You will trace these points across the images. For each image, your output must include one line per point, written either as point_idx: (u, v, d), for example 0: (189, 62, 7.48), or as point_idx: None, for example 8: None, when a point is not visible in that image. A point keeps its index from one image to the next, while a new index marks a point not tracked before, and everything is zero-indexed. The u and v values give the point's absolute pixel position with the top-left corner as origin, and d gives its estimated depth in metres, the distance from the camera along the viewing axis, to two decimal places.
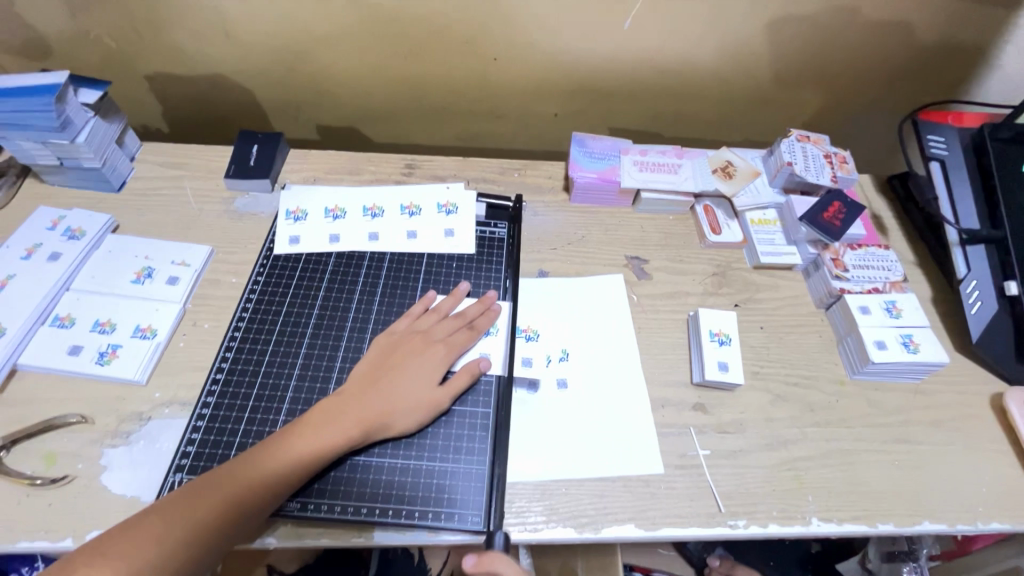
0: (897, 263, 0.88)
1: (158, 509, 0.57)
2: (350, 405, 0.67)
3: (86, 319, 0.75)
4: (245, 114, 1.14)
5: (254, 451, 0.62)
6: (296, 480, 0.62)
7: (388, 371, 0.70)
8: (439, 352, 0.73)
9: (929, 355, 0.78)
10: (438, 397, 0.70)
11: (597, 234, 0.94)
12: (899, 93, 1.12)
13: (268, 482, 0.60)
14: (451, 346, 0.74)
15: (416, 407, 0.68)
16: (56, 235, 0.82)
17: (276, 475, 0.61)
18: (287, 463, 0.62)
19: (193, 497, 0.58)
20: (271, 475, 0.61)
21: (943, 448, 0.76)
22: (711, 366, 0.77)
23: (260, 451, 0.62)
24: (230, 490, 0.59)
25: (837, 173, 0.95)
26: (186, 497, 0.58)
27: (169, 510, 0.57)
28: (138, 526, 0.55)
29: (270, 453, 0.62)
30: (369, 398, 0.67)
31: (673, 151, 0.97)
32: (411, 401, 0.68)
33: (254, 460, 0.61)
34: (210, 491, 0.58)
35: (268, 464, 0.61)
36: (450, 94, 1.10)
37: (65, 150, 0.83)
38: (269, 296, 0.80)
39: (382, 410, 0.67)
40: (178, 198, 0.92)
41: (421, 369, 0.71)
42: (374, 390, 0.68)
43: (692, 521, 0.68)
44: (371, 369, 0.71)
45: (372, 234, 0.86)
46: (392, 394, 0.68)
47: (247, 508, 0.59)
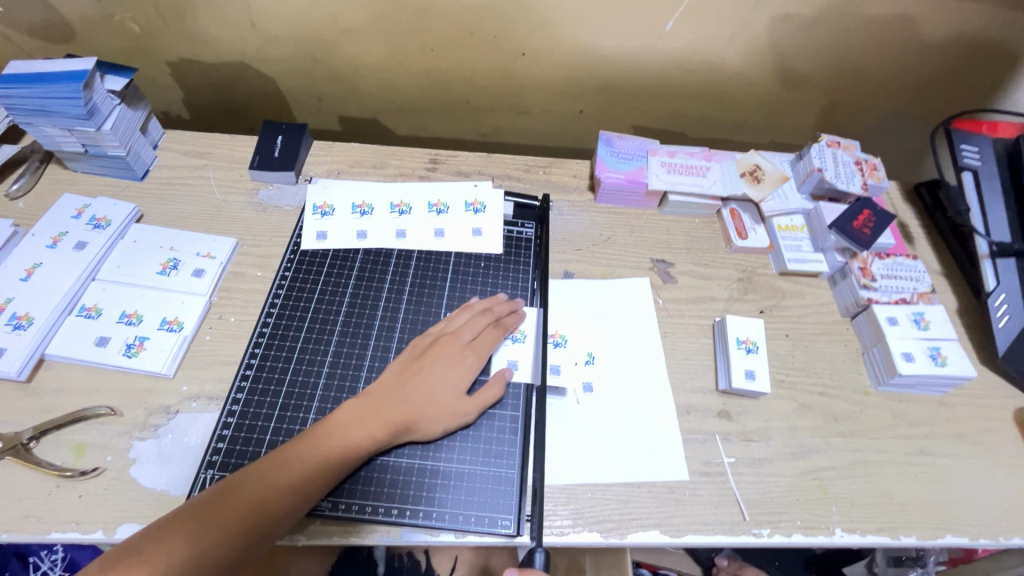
0: (924, 274, 0.87)
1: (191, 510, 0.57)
2: (380, 407, 0.67)
3: (113, 310, 0.75)
4: (266, 102, 1.13)
5: (286, 451, 0.62)
6: (327, 480, 0.62)
7: (417, 372, 0.70)
8: (468, 354, 0.72)
9: (956, 369, 0.78)
10: (467, 399, 0.70)
11: (623, 236, 0.93)
12: (930, 100, 1.10)
13: (300, 483, 0.60)
14: (479, 348, 0.73)
15: (446, 409, 0.68)
16: (81, 223, 0.81)
17: (309, 476, 0.61)
18: (320, 464, 0.62)
19: (227, 497, 0.58)
20: (304, 476, 0.61)
21: (967, 462, 0.76)
22: (737, 373, 0.77)
23: (291, 452, 0.62)
24: (264, 491, 0.59)
25: (868, 181, 0.94)
26: (220, 498, 0.58)
27: (203, 512, 0.57)
28: (172, 528, 0.55)
29: (303, 453, 0.62)
30: (398, 400, 0.67)
31: (702, 153, 0.96)
32: (439, 403, 0.68)
33: (285, 460, 0.61)
34: (243, 492, 0.59)
35: (300, 464, 0.61)
36: (474, 89, 1.08)
37: (90, 138, 0.82)
38: (297, 292, 0.79)
39: (412, 411, 0.67)
40: (202, 188, 0.91)
41: (450, 371, 0.70)
42: (404, 392, 0.68)
43: (717, 529, 0.68)
44: (400, 370, 0.71)
45: (399, 231, 0.86)
46: (421, 396, 0.68)
47: (280, 509, 0.59)
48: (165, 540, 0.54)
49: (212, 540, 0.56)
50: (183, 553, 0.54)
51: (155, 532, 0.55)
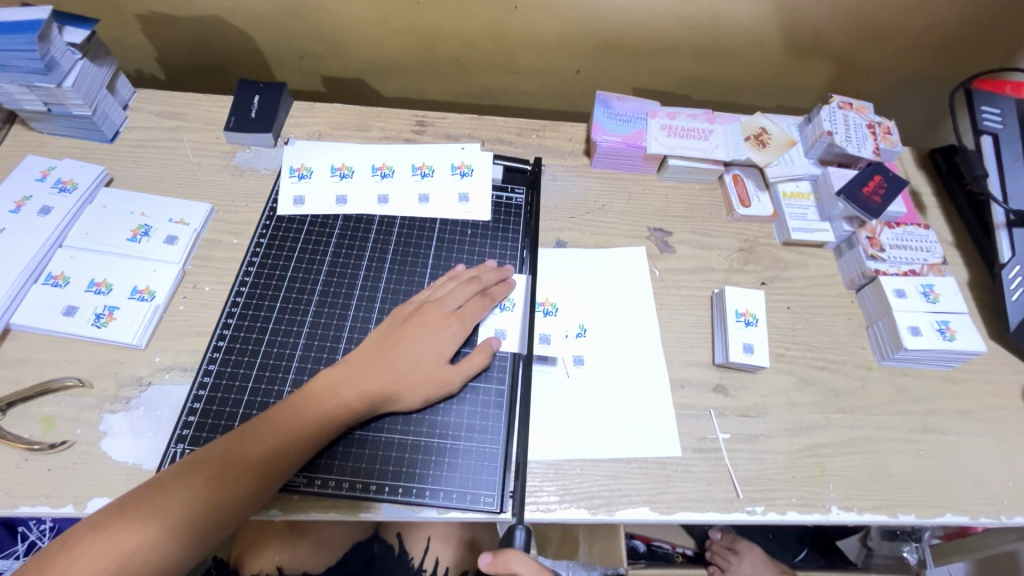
0: (936, 244, 0.83)
1: (158, 485, 0.55)
2: (359, 378, 0.64)
3: (81, 278, 0.71)
4: (245, 61, 1.07)
5: (259, 422, 0.60)
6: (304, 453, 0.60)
7: (398, 341, 0.67)
8: (453, 325, 0.69)
9: (965, 343, 0.74)
10: (450, 371, 0.66)
11: (619, 203, 0.88)
12: (950, 59, 1.03)
13: (274, 456, 0.58)
14: (464, 318, 0.70)
15: (427, 381, 0.65)
16: (46, 187, 0.77)
17: (283, 450, 0.59)
18: (295, 436, 0.60)
19: (197, 471, 0.56)
20: (278, 449, 0.58)
21: (972, 440, 0.73)
22: (735, 347, 0.74)
23: (265, 423, 0.60)
24: (236, 464, 0.57)
25: (880, 145, 0.88)
26: (187, 473, 0.56)
27: (171, 487, 0.55)
28: (138, 504, 0.53)
29: (277, 425, 0.60)
30: (378, 370, 0.64)
31: (704, 115, 0.90)
32: (421, 375, 0.65)
33: (259, 433, 0.59)
34: (214, 466, 0.56)
35: (275, 436, 0.59)
36: (465, 46, 1.02)
37: (51, 95, 0.77)
38: (272, 260, 0.76)
39: (392, 382, 0.64)
40: (175, 151, 0.86)
41: (433, 342, 0.67)
42: (384, 362, 0.65)
43: (709, 506, 0.66)
44: (380, 340, 0.67)
45: (381, 196, 0.81)
46: (401, 367, 0.65)
47: (252, 483, 0.57)
48: (130, 517, 0.52)
49: (180, 516, 0.54)
50: (150, 530, 0.53)
51: (120, 508, 0.53)
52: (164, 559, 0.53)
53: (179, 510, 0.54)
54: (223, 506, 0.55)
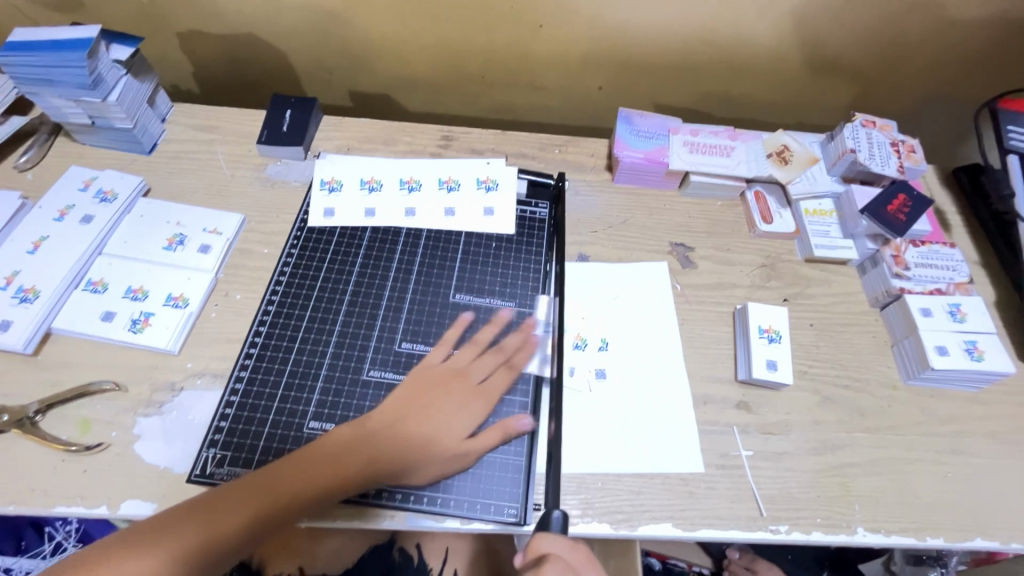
0: (963, 263, 0.82)
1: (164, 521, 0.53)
2: (388, 432, 0.63)
3: (118, 285, 0.74)
4: (276, 76, 1.10)
5: (281, 464, 0.59)
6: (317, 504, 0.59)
7: (422, 409, 0.66)
8: (476, 401, 0.68)
9: (994, 364, 0.73)
10: (471, 438, 0.65)
11: (641, 218, 0.89)
12: (975, 78, 1.03)
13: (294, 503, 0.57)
14: (486, 390, 0.69)
15: (451, 446, 0.64)
16: (88, 197, 0.80)
17: (300, 499, 0.58)
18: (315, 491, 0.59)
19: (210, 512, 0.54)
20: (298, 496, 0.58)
21: (1000, 463, 0.72)
22: (758, 363, 0.74)
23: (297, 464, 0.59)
24: (246, 511, 0.55)
25: (904, 163, 0.88)
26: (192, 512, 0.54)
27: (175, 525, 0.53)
28: (145, 540, 0.51)
29: (299, 470, 0.59)
30: (407, 428, 0.64)
31: (726, 132, 0.91)
32: (447, 439, 0.64)
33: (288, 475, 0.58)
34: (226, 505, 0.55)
35: (298, 482, 0.58)
36: (490, 63, 1.04)
37: (97, 109, 0.80)
38: (303, 270, 0.78)
39: (424, 441, 0.64)
40: (209, 163, 0.89)
41: (460, 412, 0.66)
42: (413, 420, 0.65)
43: (732, 524, 0.65)
44: (407, 395, 0.66)
45: (410, 210, 0.83)
46: (430, 427, 0.64)
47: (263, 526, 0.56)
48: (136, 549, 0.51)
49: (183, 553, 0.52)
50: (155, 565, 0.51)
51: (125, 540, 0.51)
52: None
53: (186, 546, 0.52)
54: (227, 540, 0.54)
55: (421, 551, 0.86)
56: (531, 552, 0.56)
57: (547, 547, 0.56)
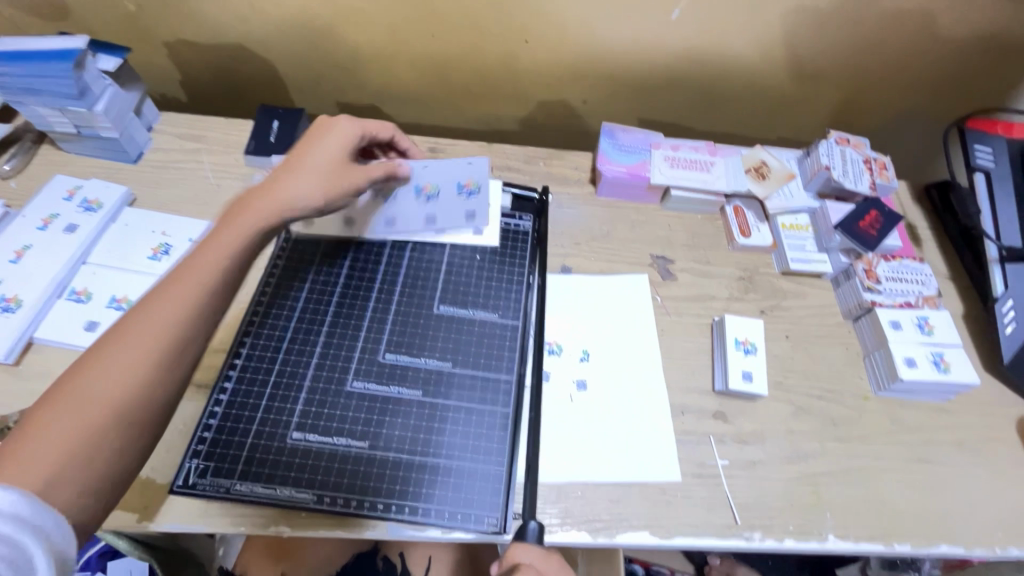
0: (931, 277, 0.86)
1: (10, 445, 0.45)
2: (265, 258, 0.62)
3: (102, 295, 0.74)
4: (264, 86, 1.11)
5: (134, 321, 0.52)
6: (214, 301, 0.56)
7: (300, 158, 0.69)
8: (343, 148, 0.72)
9: (959, 376, 0.76)
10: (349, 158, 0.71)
11: (623, 230, 0.91)
12: (944, 98, 1.07)
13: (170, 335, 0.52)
14: (349, 155, 0.72)
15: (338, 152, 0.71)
16: (73, 205, 0.80)
17: (174, 359, 0.52)
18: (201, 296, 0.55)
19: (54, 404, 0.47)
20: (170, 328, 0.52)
21: (966, 471, 0.74)
22: (735, 374, 0.76)
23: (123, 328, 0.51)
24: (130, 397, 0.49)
25: (876, 180, 0.91)
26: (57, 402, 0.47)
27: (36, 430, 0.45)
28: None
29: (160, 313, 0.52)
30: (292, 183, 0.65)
31: (706, 148, 0.93)
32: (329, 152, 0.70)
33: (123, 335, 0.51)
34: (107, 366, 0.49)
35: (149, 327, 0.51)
36: (477, 77, 1.06)
37: (83, 118, 0.80)
38: (288, 279, 0.78)
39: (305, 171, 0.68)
40: (196, 172, 0.89)
41: (330, 140, 0.71)
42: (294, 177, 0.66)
43: (707, 531, 0.67)
44: (276, 177, 0.66)
45: (398, 221, 0.84)
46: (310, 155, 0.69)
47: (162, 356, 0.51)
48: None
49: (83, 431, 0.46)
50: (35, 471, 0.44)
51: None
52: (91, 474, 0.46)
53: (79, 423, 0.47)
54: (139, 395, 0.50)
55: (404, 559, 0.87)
56: (507, 560, 0.58)
57: (522, 555, 0.58)
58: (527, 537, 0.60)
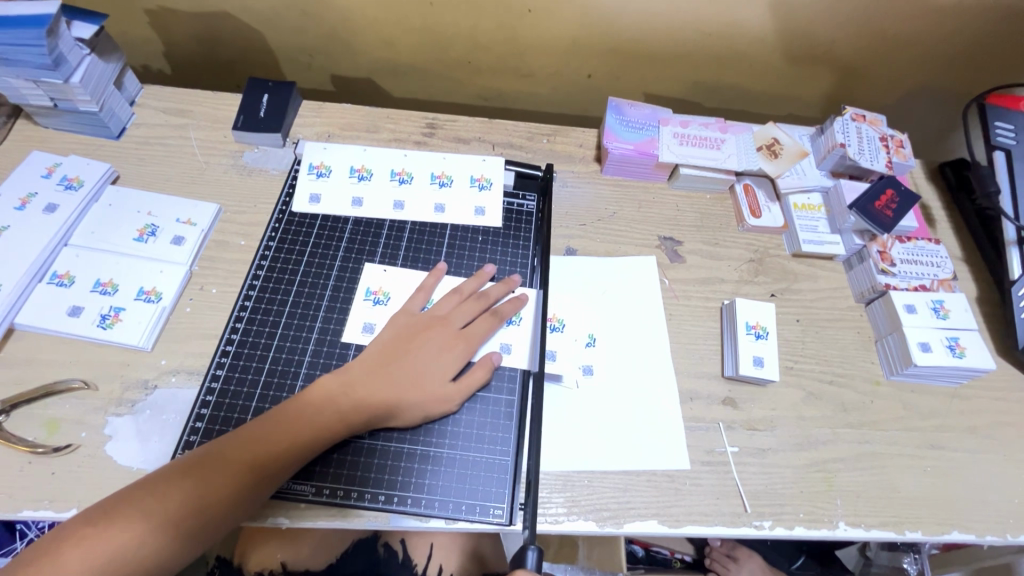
0: (947, 260, 0.83)
1: (147, 489, 0.55)
2: (358, 389, 0.63)
3: (86, 278, 0.70)
4: (253, 58, 1.06)
5: (253, 428, 0.60)
6: (300, 457, 0.60)
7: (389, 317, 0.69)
8: (456, 340, 0.69)
9: (975, 361, 0.74)
10: (454, 387, 0.66)
11: (629, 210, 0.88)
12: (963, 73, 1.03)
13: (256, 464, 0.57)
14: (470, 336, 0.69)
15: (428, 397, 0.65)
16: (52, 184, 0.76)
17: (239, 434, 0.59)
18: (290, 442, 0.59)
19: (181, 475, 0.56)
20: (266, 458, 0.58)
21: (978, 458, 0.73)
22: (745, 360, 0.74)
23: (247, 434, 0.59)
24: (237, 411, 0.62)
25: (893, 159, 0.88)
26: (184, 473, 0.56)
27: (158, 492, 0.55)
28: (130, 503, 0.54)
29: (268, 434, 0.59)
30: (377, 390, 0.64)
31: (717, 124, 0.89)
32: (418, 394, 0.65)
33: (241, 440, 0.59)
34: (217, 466, 0.57)
35: (254, 446, 0.58)
36: (477, 48, 1.01)
37: (59, 91, 0.75)
38: (282, 262, 0.75)
39: (391, 397, 0.64)
40: (182, 148, 0.85)
41: (436, 358, 0.67)
42: (384, 378, 0.65)
43: (717, 520, 0.65)
44: (375, 364, 0.66)
45: (396, 201, 0.81)
46: (404, 383, 0.65)
47: (245, 482, 0.57)
48: (117, 519, 0.53)
49: (175, 514, 0.54)
50: (132, 530, 0.53)
51: (90, 519, 0.53)
52: (154, 563, 0.54)
53: (174, 506, 0.55)
54: (219, 510, 0.56)
55: (406, 546, 0.86)
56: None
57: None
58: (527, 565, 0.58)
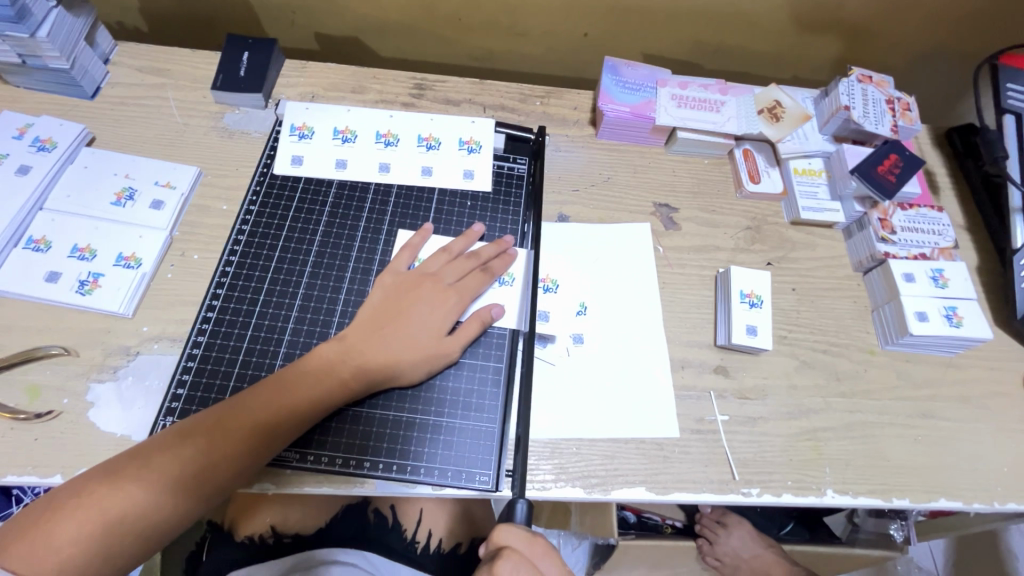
0: (949, 227, 0.81)
1: (144, 457, 0.54)
2: (354, 353, 0.63)
3: (63, 243, 0.68)
4: (233, 14, 1.01)
5: (249, 395, 0.59)
6: (298, 423, 0.59)
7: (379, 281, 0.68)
8: (449, 297, 0.67)
9: (972, 330, 0.73)
10: (451, 342, 0.65)
11: (624, 175, 0.85)
12: (976, 33, 0.98)
13: (258, 430, 0.57)
14: (463, 291, 0.68)
15: (426, 354, 0.64)
16: (24, 145, 0.73)
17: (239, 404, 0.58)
18: (288, 407, 0.59)
19: (177, 443, 0.55)
20: (264, 424, 0.57)
21: (970, 427, 0.72)
22: (739, 329, 0.72)
23: (244, 401, 0.58)
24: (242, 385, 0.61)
25: (898, 122, 0.85)
26: (181, 442, 0.55)
27: (152, 459, 0.53)
28: (125, 471, 0.53)
29: (265, 400, 0.58)
30: (372, 352, 0.63)
31: (717, 85, 0.85)
32: (415, 352, 0.64)
33: (237, 408, 0.58)
34: (216, 432, 0.56)
35: (253, 414, 0.57)
36: (467, 5, 0.96)
37: (26, 46, 0.72)
38: (264, 226, 0.73)
39: (388, 357, 0.63)
40: (160, 109, 0.82)
41: (430, 316, 0.66)
42: (378, 339, 0.64)
43: (705, 487, 0.65)
44: (370, 327, 0.64)
45: (382, 164, 0.78)
46: (399, 343, 0.64)
47: (247, 448, 0.56)
48: (114, 486, 0.52)
49: (174, 481, 0.54)
50: (131, 495, 0.52)
51: (87, 487, 0.52)
52: (156, 529, 0.53)
53: (173, 474, 0.54)
54: (218, 477, 0.55)
55: (396, 512, 0.87)
56: (492, 542, 0.56)
57: (507, 538, 0.56)
58: (515, 518, 0.59)
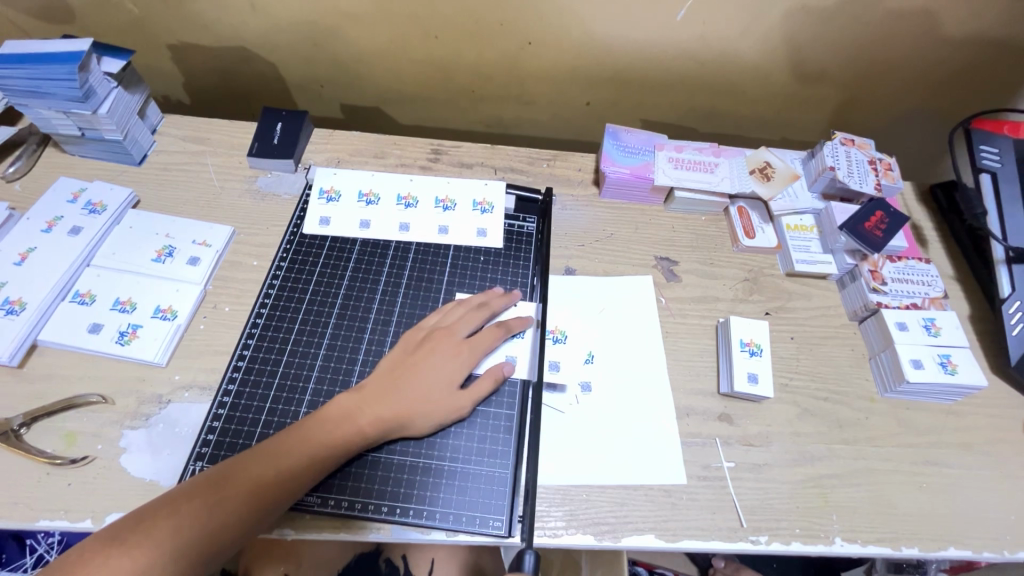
0: (938, 278, 0.85)
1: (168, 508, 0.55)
2: (371, 404, 0.66)
3: (106, 297, 0.74)
4: (267, 87, 1.11)
5: (272, 447, 0.61)
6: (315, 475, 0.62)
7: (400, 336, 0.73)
8: (463, 351, 0.71)
9: (967, 378, 0.76)
10: (462, 395, 0.68)
11: (627, 232, 0.91)
12: (951, 98, 1.06)
13: (277, 482, 0.59)
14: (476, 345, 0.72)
15: (439, 407, 0.67)
16: (77, 208, 0.80)
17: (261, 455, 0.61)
18: (308, 458, 0.61)
19: (205, 493, 0.57)
20: (283, 476, 0.60)
21: (974, 474, 0.74)
22: (740, 377, 0.75)
23: (267, 452, 0.61)
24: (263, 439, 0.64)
25: (881, 181, 0.91)
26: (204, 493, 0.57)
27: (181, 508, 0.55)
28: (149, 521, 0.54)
29: (288, 451, 0.61)
30: (387, 402, 0.66)
31: (711, 149, 0.93)
32: (427, 404, 0.67)
33: (259, 460, 0.60)
34: (238, 483, 0.58)
35: (273, 466, 0.60)
36: (479, 78, 1.06)
37: (87, 121, 0.80)
38: (293, 281, 0.78)
39: (401, 409, 0.66)
40: (199, 174, 0.89)
41: (444, 369, 0.69)
42: (393, 390, 0.67)
43: (713, 535, 0.66)
44: (387, 377, 0.68)
45: (403, 224, 0.84)
46: (412, 394, 0.67)
47: (266, 500, 0.59)
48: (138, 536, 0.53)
49: (194, 532, 0.55)
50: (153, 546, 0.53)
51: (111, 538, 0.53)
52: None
53: (194, 525, 0.56)
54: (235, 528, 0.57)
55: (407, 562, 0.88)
56: None
57: None
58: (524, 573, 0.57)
